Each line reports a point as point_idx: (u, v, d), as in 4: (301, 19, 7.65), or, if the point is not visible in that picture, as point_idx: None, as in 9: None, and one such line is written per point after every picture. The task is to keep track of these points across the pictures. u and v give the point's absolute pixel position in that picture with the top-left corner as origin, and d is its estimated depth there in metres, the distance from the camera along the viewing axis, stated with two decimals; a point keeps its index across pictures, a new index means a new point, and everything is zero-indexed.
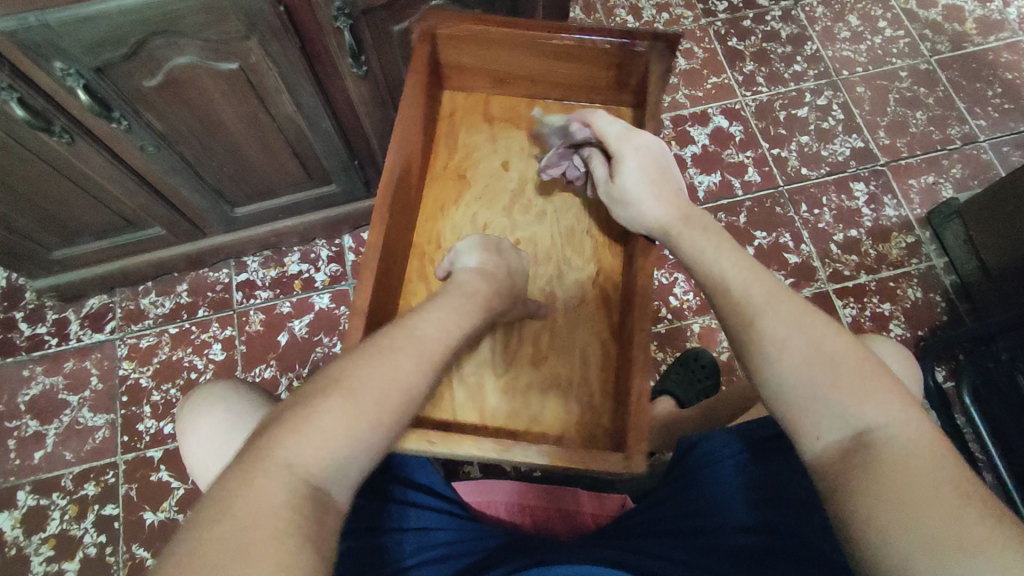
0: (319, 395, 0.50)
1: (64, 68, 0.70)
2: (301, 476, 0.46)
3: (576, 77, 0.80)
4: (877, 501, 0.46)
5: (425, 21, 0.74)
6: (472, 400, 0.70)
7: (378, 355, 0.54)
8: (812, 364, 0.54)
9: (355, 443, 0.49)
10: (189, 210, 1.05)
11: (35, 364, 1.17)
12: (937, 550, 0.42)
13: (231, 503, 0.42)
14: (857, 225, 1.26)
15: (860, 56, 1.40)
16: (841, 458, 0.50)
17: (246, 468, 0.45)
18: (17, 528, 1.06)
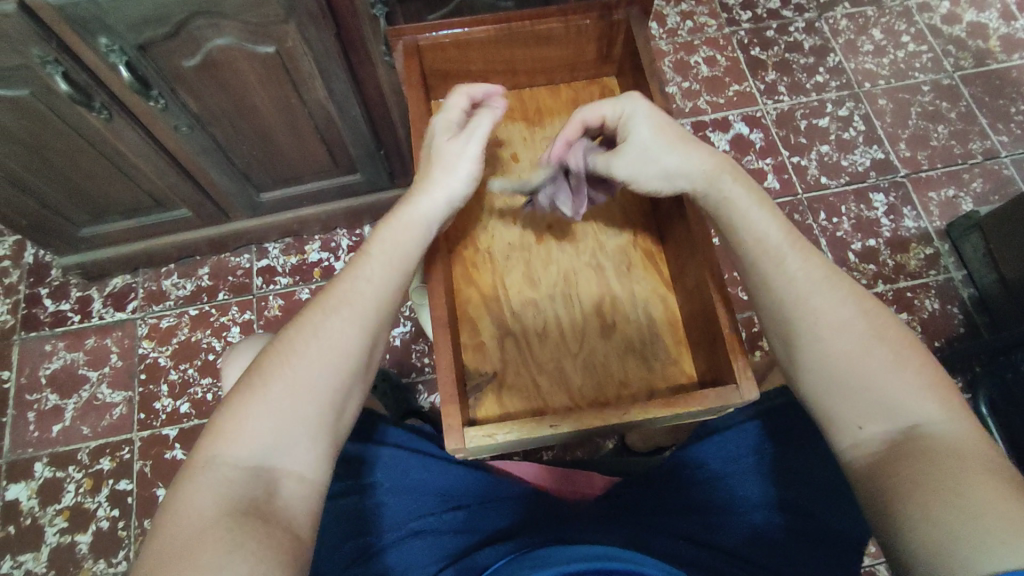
0: (241, 384, 0.52)
1: (108, 44, 0.72)
2: (235, 463, 0.48)
3: (561, 59, 0.76)
4: (919, 498, 0.45)
5: (406, 31, 0.70)
6: (527, 394, 0.64)
7: (299, 329, 0.54)
8: (850, 360, 0.52)
9: (281, 417, 0.50)
10: (217, 193, 1.07)
11: (57, 339, 1.19)
12: (945, 539, 0.42)
13: (175, 505, 0.46)
14: (875, 235, 1.26)
15: (882, 69, 1.41)
16: (882, 449, 0.49)
17: (188, 469, 0.48)
18: (33, 499, 1.08)
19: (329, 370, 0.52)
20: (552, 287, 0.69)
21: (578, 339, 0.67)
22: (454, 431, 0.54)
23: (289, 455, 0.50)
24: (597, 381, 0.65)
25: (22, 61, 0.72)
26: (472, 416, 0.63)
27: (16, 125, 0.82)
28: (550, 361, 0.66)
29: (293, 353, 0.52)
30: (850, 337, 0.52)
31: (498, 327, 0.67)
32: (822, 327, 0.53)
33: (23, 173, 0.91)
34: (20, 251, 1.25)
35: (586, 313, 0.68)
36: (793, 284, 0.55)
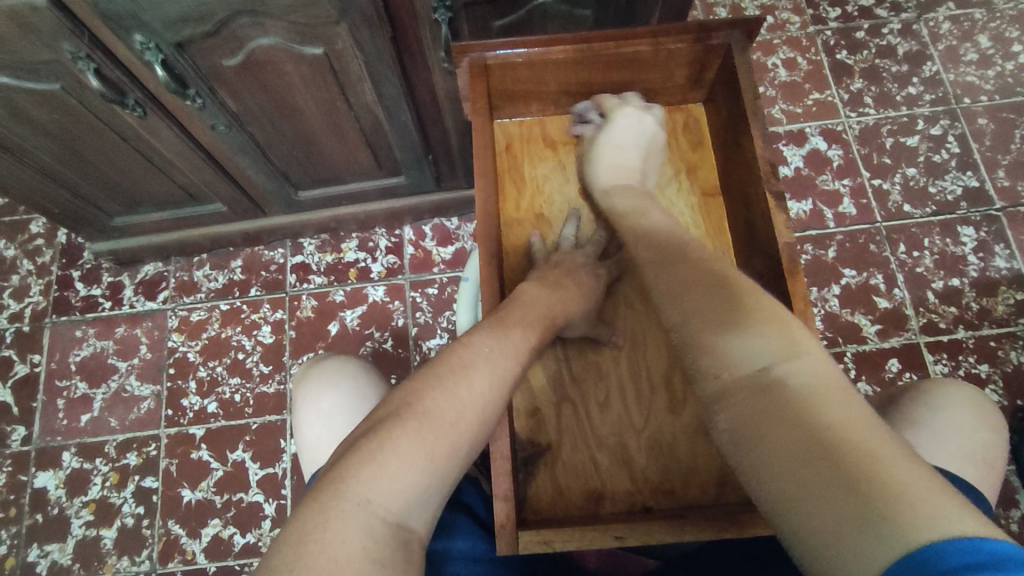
0: (389, 422, 0.43)
1: (143, 42, 0.65)
2: (380, 515, 0.40)
3: (645, 82, 0.71)
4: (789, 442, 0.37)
5: (475, 46, 0.63)
6: (584, 472, 0.62)
7: (450, 373, 0.46)
8: (745, 336, 0.43)
9: (431, 471, 0.42)
10: (253, 189, 1.01)
11: (88, 325, 1.16)
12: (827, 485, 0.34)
13: (307, 549, 0.37)
14: (960, 273, 1.14)
15: (985, 83, 1.26)
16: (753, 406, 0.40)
17: (322, 507, 0.39)
18: (61, 489, 1.07)
19: (482, 429, 0.46)
20: (617, 355, 0.65)
21: (643, 415, 0.63)
22: (506, 533, 0.50)
23: (424, 513, 0.42)
24: (661, 465, 0.62)
25: (52, 56, 0.66)
26: (524, 493, 0.61)
27: (47, 119, 0.76)
28: (610, 437, 0.63)
29: (458, 401, 0.45)
30: (753, 314, 0.45)
31: (556, 394, 0.64)
32: (723, 311, 0.46)
33: (55, 165, 0.87)
34: (53, 230, 1.22)
35: (652, 387, 0.64)
36: (695, 272, 0.50)
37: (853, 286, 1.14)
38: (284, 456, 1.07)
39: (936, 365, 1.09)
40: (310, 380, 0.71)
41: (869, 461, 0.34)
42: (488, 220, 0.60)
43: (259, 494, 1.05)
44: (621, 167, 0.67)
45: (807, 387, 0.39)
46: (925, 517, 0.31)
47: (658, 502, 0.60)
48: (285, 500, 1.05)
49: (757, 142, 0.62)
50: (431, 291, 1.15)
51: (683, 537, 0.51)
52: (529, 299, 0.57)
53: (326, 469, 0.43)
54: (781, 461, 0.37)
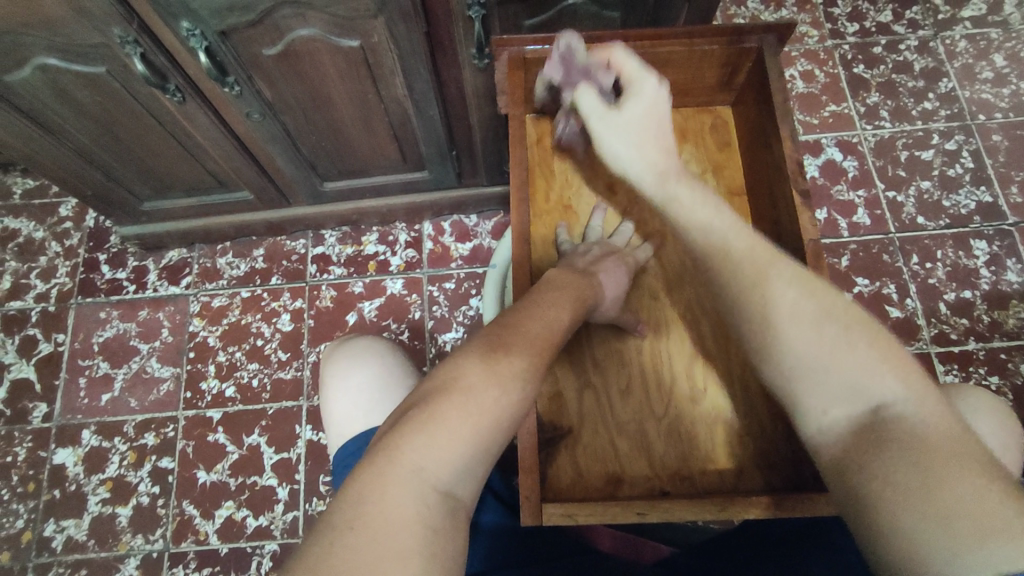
0: (436, 395, 0.45)
1: (189, 29, 0.68)
2: (430, 483, 0.41)
3: (676, 81, 0.74)
4: (903, 479, 0.40)
5: (513, 42, 0.67)
6: (604, 456, 0.63)
7: (492, 351, 0.49)
8: (855, 380, 0.45)
9: (476, 443, 0.44)
10: (280, 178, 1.04)
11: (112, 308, 1.19)
12: (948, 538, 0.37)
13: (361, 512, 0.39)
14: (972, 286, 1.15)
15: (1001, 101, 1.28)
16: (854, 437, 0.44)
17: (375, 473, 0.41)
18: (79, 466, 1.09)
19: (522, 406, 0.48)
20: (640, 345, 0.68)
21: (664, 403, 0.65)
22: (529, 503, 0.53)
23: (468, 483, 0.44)
24: (680, 452, 0.63)
25: (102, 40, 0.69)
26: (546, 473, 0.63)
27: (90, 101, 0.80)
28: (631, 423, 0.65)
29: (500, 374, 0.47)
30: (860, 353, 0.46)
31: (579, 379, 0.66)
32: (818, 344, 0.46)
33: (93, 148, 0.90)
34: (81, 213, 1.25)
35: (674, 377, 0.67)
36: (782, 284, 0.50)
37: (865, 295, 1.15)
38: (299, 441, 1.09)
39: (947, 375, 1.10)
40: (337, 358, 0.73)
41: (940, 507, 0.38)
42: (521, 205, 0.65)
43: (273, 478, 1.07)
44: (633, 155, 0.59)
45: (895, 433, 0.42)
46: (1001, 565, 0.36)
47: (675, 488, 0.62)
48: (299, 485, 1.07)
49: (788, 142, 0.64)
50: (448, 286, 1.18)
51: (703, 516, 0.54)
52: (558, 282, 0.59)
53: (376, 437, 0.45)
54: (875, 511, 0.41)
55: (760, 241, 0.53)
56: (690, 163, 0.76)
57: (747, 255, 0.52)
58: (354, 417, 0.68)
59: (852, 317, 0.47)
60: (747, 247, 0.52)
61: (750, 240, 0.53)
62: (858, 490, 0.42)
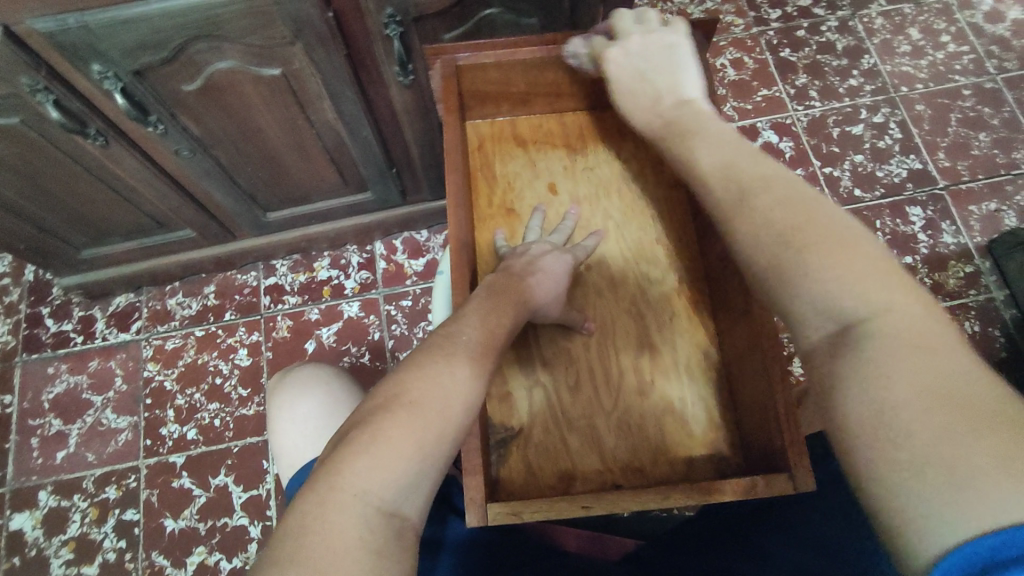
0: (379, 415, 0.45)
1: (101, 71, 0.67)
2: (374, 505, 0.41)
3: None
4: (868, 402, 0.36)
5: (447, 50, 0.70)
6: (555, 454, 0.65)
7: (434, 364, 0.48)
8: (829, 290, 0.40)
9: (423, 460, 0.44)
10: (221, 213, 1.02)
11: (60, 361, 1.15)
12: (921, 474, 0.33)
13: (303, 543, 0.39)
14: (911, 251, 1.19)
15: (920, 72, 1.33)
16: (829, 351, 0.40)
17: (317, 501, 0.41)
18: (38, 529, 1.05)
19: (468, 416, 0.48)
20: (588, 342, 0.69)
21: (613, 399, 0.67)
22: (476, 505, 0.54)
23: (415, 499, 0.44)
24: (631, 445, 0.65)
25: (10, 90, 0.67)
26: (498, 475, 0.64)
27: (8, 153, 0.77)
28: (581, 419, 0.66)
29: (445, 389, 0.47)
30: (861, 272, 0.40)
31: (530, 380, 0.68)
32: (812, 268, 0.41)
33: (19, 201, 0.87)
34: (20, 268, 1.21)
35: (622, 371, 0.68)
36: (777, 211, 0.45)
37: None
38: (267, 476, 1.07)
39: None
40: (283, 389, 0.72)
41: (918, 442, 0.33)
42: (458, 207, 0.66)
43: (243, 517, 1.05)
44: (641, 107, 0.59)
45: (892, 356, 0.37)
46: (971, 506, 0.31)
47: (627, 480, 0.63)
48: (271, 521, 1.04)
49: None
50: (405, 303, 1.17)
51: (647, 505, 0.55)
52: (499, 286, 0.59)
53: (319, 463, 0.45)
54: (854, 451, 0.36)
55: (770, 165, 0.49)
56: (629, 160, 0.79)
57: (724, 179, 0.49)
58: (302, 447, 0.67)
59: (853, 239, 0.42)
60: (738, 164, 0.49)
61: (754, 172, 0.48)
62: (844, 423, 0.37)
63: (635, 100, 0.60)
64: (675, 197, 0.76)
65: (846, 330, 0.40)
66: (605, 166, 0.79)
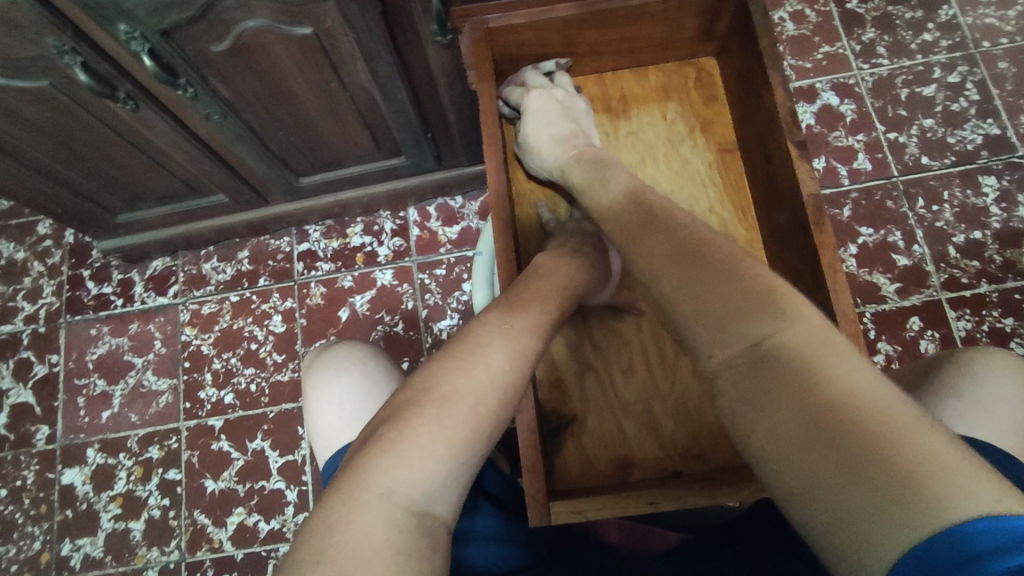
0: (408, 409, 0.43)
1: (128, 31, 0.64)
2: (402, 504, 0.39)
3: (657, 34, 0.71)
4: (795, 412, 0.35)
5: (476, 10, 0.64)
6: (610, 441, 0.63)
7: (467, 353, 0.46)
8: (730, 311, 0.40)
9: (454, 457, 0.42)
10: (253, 178, 1.00)
11: (102, 323, 1.17)
12: (877, 483, 0.31)
13: (326, 541, 0.37)
14: (981, 225, 1.10)
15: (1005, 25, 1.20)
16: (743, 369, 0.38)
17: (344, 497, 0.39)
18: (87, 484, 1.09)
19: (507, 406, 0.45)
20: (640, 322, 0.66)
21: (669, 381, 0.64)
22: (535, 501, 0.53)
23: (446, 497, 0.42)
24: (689, 429, 0.62)
25: (37, 52, 0.65)
26: (552, 464, 0.62)
27: (40, 117, 0.76)
28: (636, 403, 0.64)
29: (491, 380, 0.45)
30: (812, 345, 0.37)
31: (577, 363, 0.65)
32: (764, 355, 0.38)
33: (54, 165, 0.86)
34: (60, 230, 1.22)
35: (677, 350, 0.65)
36: (714, 287, 0.41)
37: (870, 245, 1.11)
38: (303, 443, 1.08)
39: (959, 321, 1.06)
40: (321, 368, 0.71)
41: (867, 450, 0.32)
42: (498, 184, 0.62)
43: (280, 481, 1.07)
44: (550, 144, 0.65)
45: (848, 403, 0.34)
46: (938, 503, 0.30)
47: (688, 466, 0.61)
48: (307, 486, 1.06)
49: (780, 91, 0.61)
50: (439, 272, 1.14)
51: (717, 497, 0.54)
52: (550, 271, 0.56)
53: (349, 457, 0.43)
54: (792, 466, 0.34)
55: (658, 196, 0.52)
56: (676, 122, 0.75)
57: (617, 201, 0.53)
58: (337, 430, 0.66)
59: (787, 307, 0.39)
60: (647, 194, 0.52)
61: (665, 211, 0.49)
62: (780, 430, 0.35)
63: (546, 135, 0.66)
64: (728, 159, 0.73)
65: (753, 348, 0.39)
66: (650, 130, 0.75)
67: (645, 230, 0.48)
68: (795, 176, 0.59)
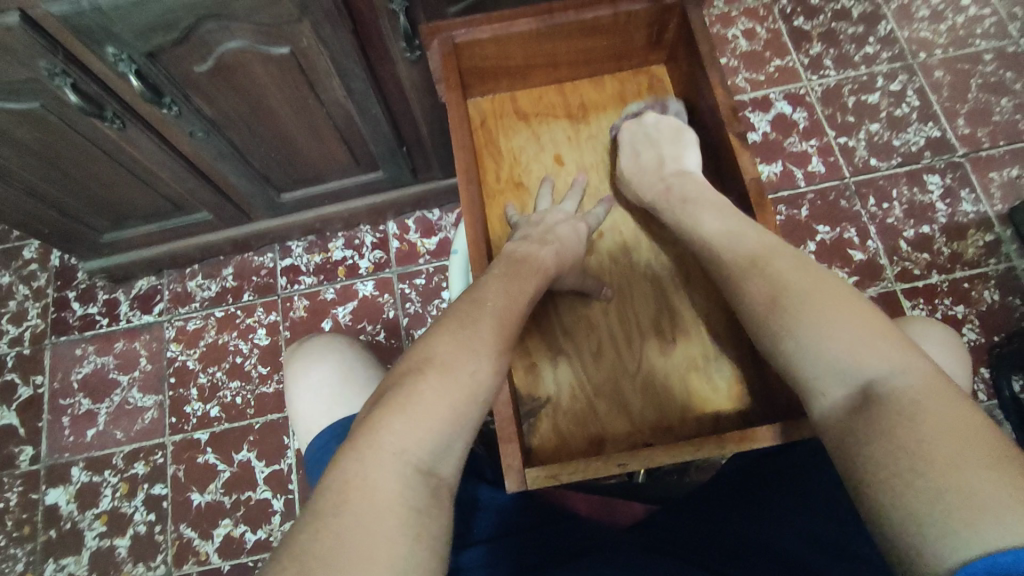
0: (413, 379, 0.46)
1: (115, 53, 0.68)
2: (411, 462, 0.43)
3: (611, 45, 0.77)
4: (882, 455, 0.42)
5: (443, 28, 0.69)
6: (583, 417, 0.66)
7: (460, 328, 0.50)
8: (837, 354, 0.47)
9: (457, 422, 0.46)
10: (236, 195, 1.04)
11: (87, 343, 1.19)
12: (939, 519, 0.38)
13: (346, 496, 0.41)
14: (929, 221, 1.17)
15: (940, 37, 1.30)
16: (847, 414, 0.45)
17: (360, 457, 0.43)
18: (72, 503, 1.10)
19: (495, 376, 0.49)
20: (607, 307, 0.71)
21: (636, 361, 0.68)
22: (515, 472, 0.56)
23: (449, 459, 0.45)
24: (657, 405, 0.66)
25: (29, 74, 0.69)
26: (530, 443, 0.66)
27: (30, 138, 0.80)
28: (606, 383, 0.67)
29: (469, 353, 0.48)
30: (911, 392, 0.43)
31: (550, 348, 0.69)
32: (872, 392, 0.45)
33: (43, 186, 0.90)
34: (46, 254, 1.25)
35: (642, 334, 0.69)
36: (817, 342, 0.48)
37: (827, 242, 1.17)
38: (288, 452, 1.10)
39: (913, 311, 1.12)
40: (299, 359, 0.74)
41: (932, 493, 0.39)
42: (469, 185, 0.66)
43: (266, 491, 1.08)
44: (639, 174, 0.71)
45: (931, 444, 0.40)
46: (988, 537, 0.36)
47: (658, 439, 0.65)
48: (293, 495, 1.08)
49: (721, 90, 0.68)
50: (419, 282, 1.18)
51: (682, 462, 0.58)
52: (517, 257, 0.60)
53: (356, 424, 0.46)
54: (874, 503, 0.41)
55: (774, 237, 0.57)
56: None
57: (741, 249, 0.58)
58: (318, 413, 0.69)
59: (906, 353, 0.46)
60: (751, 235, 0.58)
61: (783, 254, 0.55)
62: (868, 469, 0.42)
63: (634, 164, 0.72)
64: None
65: (860, 392, 0.45)
66: (609, 133, 0.80)
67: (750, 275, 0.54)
68: (740, 165, 0.65)
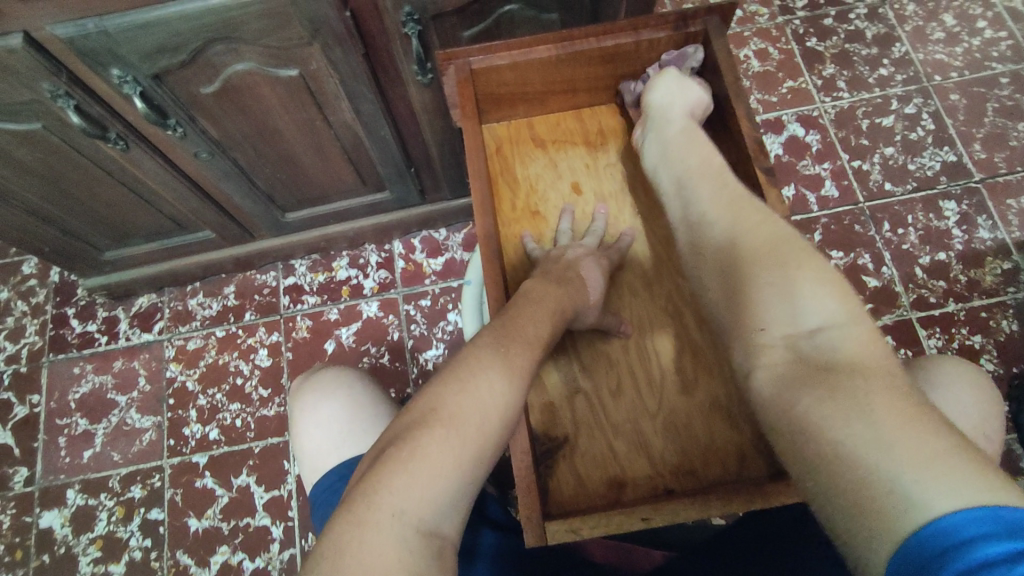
0: (417, 432, 0.44)
1: (120, 75, 0.67)
2: (414, 524, 0.40)
3: (632, 72, 0.75)
4: (824, 399, 0.42)
5: (460, 54, 0.67)
6: (603, 460, 0.64)
7: (470, 375, 0.48)
8: (795, 302, 0.48)
9: (461, 477, 0.43)
10: (241, 214, 1.02)
11: (85, 362, 1.17)
12: (870, 458, 0.37)
13: (343, 562, 0.38)
14: (945, 247, 1.15)
15: (955, 60, 1.28)
16: (790, 356, 0.46)
17: (358, 519, 0.40)
18: (66, 527, 1.07)
19: (505, 427, 0.47)
20: (626, 344, 0.68)
21: (657, 400, 0.66)
22: (533, 523, 0.54)
23: (453, 517, 0.43)
24: (679, 447, 0.64)
25: (32, 96, 0.67)
26: (546, 486, 0.63)
27: (31, 158, 0.78)
28: (626, 423, 0.65)
29: (483, 403, 0.46)
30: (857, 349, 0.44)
31: (567, 386, 0.67)
32: (818, 354, 0.45)
33: (43, 205, 0.88)
34: (45, 269, 1.23)
35: (662, 372, 0.67)
36: (772, 288, 0.50)
37: (841, 267, 1.15)
38: (289, 477, 1.07)
39: (930, 340, 1.09)
40: (307, 391, 0.72)
41: (868, 438, 0.38)
42: (485, 216, 0.64)
43: (265, 517, 1.05)
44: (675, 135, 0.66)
45: (875, 393, 0.40)
46: (924, 483, 0.35)
47: (680, 483, 0.62)
48: (293, 522, 1.05)
49: (743, 121, 0.66)
50: (424, 303, 1.16)
51: (709, 512, 0.56)
52: (535, 295, 0.58)
53: (355, 480, 0.44)
54: (808, 442, 0.41)
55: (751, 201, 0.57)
56: None
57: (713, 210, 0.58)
58: (326, 450, 0.67)
59: (854, 324, 0.47)
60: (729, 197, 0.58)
61: (760, 228, 0.54)
62: (807, 410, 0.42)
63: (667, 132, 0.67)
64: None
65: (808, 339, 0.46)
66: (628, 161, 0.77)
67: (726, 233, 0.55)
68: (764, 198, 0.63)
